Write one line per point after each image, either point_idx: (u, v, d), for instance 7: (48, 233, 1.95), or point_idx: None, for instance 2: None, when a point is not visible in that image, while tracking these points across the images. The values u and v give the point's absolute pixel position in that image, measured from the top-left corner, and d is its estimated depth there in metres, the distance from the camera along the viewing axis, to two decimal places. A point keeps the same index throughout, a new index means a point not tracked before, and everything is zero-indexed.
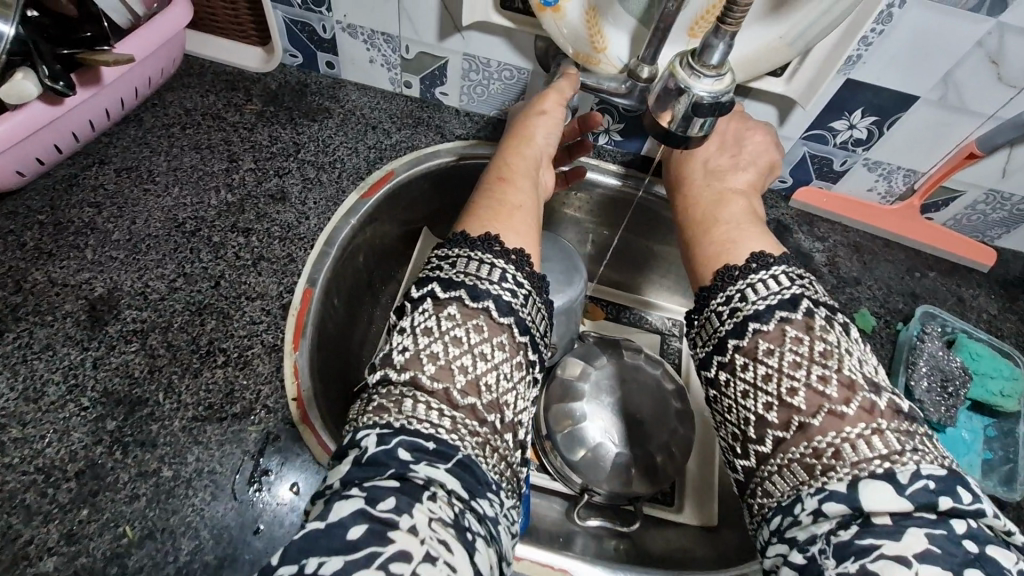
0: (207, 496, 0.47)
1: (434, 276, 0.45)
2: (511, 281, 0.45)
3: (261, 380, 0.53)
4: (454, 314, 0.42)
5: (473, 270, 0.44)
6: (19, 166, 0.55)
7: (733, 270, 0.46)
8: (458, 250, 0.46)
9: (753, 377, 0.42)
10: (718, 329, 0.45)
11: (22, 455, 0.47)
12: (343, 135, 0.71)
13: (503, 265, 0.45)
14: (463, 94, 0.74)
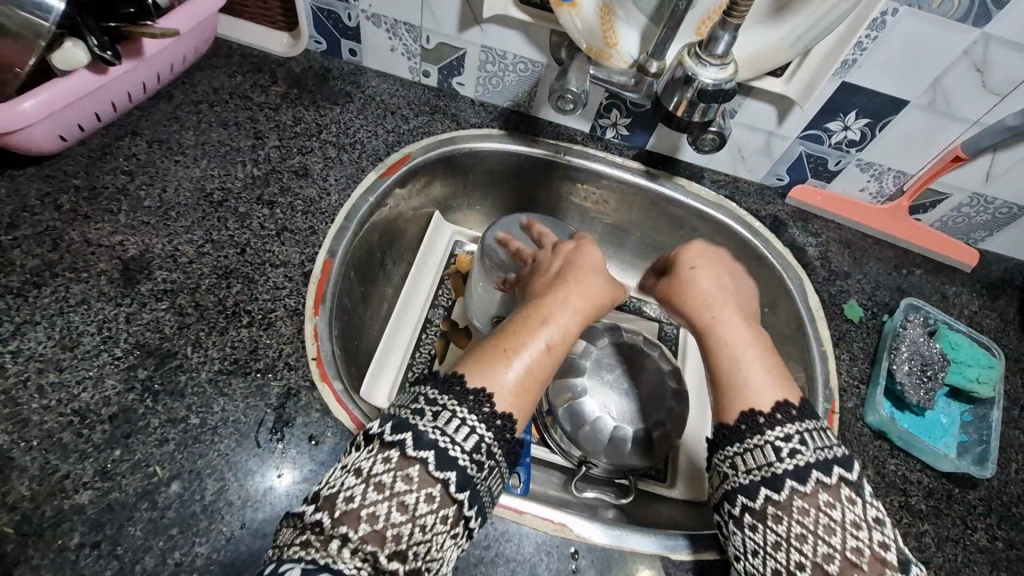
0: (232, 443, 0.51)
1: (410, 423, 0.41)
2: (481, 452, 0.41)
3: (283, 339, 0.56)
4: (413, 478, 0.39)
5: (448, 431, 0.41)
6: (60, 130, 0.58)
7: (740, 427, 0.48)
8: (447, 400, 0.43)
9: (755, 474, 0.45)
10: (735, 479, 0.47)
11: (60, 398, 0.50)
12: (364, 119, 0.75)
13: (477, 424, 0.42)
14: (479, 85, 0.77)
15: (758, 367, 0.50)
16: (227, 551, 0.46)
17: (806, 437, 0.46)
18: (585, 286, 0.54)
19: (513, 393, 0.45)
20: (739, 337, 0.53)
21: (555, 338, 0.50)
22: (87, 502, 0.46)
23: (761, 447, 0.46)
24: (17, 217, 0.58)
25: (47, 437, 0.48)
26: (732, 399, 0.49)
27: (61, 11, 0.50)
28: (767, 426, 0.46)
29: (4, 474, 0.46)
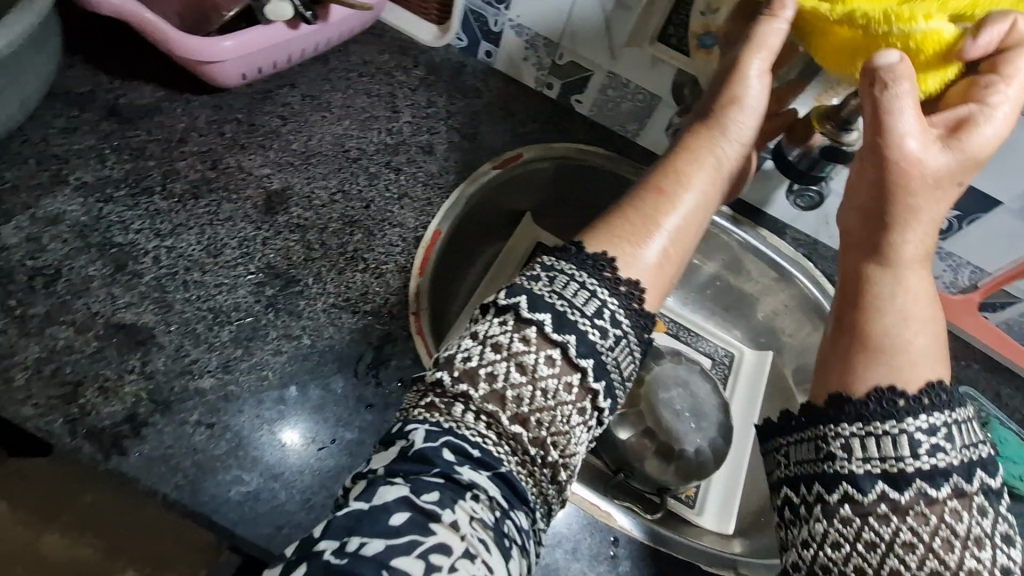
0: (336, 367, 0.57)
1: (526, 287, 0.46)
2: (606, 320, 0.46)
3: (391, 290, 0.62)
4: (531, 339, 0.44)
5: (569, 297, 0.45)
6: (245, 71, 0.66)
7: (868, 404, 0.44)
8: (565, 265, 0.47)
9: (876, 463, 0.42)
10: (845, 464, 0.43)
11: (199, 294, 0.57)
12: (488, 114, 0.81)
13: (604, 299, 0.46)
14: (595, 105, 0.83)
15: (911, 307, 0.47)
16: (318, 459, 0.52)
17: (952, 434, 0.42)
18: (720, 155, 0.56)
19: (653, 281, 0.50)
20: (918, 207, 0.48)
21: (683, 225, 0.53)
22: (207, 388, 0.52)
23: (893, 437, 0.43)
24: (187, 134, 0.66)
25: (184, 325, 0.55)
26: (873, 360, 0.46)
27: None
28: (907, 413, 0.43)
29: (145, 348, 0.53)
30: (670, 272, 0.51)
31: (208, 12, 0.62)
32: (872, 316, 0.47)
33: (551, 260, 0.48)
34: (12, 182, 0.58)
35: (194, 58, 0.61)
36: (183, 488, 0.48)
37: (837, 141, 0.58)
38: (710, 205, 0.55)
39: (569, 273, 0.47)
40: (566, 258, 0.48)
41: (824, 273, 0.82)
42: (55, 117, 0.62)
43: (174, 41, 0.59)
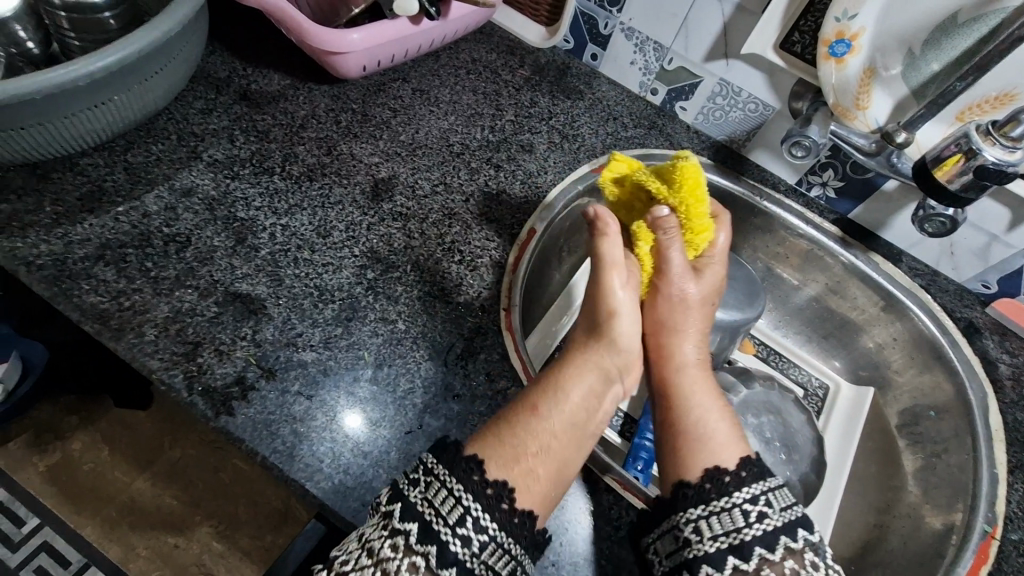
0: (428, 354, 0.58)
1: (402, 492, 0.42)
2: (468, 528, 0.40)
3: (484, 284, 0.63)
4: (399, 547, 0.40)
5: (437, 504, 0.41)
6: (365, 64, 0.69)
7: (705, 486, 0.46)
8: (439, 471, 0.42)
9: (721, 541, 0.43)
10: (699, 547, 0.44)
11: (308, 272, 0.60)
12: (589, 117, 0.81)
13: (475, 508, 0.41)
14: (701, 113, 0.81)
15: (710, 416, 0.51)
16: (406, 443, 0.53)
17: (754, 515, 0.44)
18: (588, 377, 0.51)
19: (527, 498, 0.44)
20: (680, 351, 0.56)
21: (557, 441, 0.47)
22: (309, 360, 0.55)
23: (726, 511, 0.44)
24: (307, 121, 0.70)
25: (292, 300, 0.58)
26: (691, 454, 0.49)
27: None
28: (733, 488, 0.45)
29: (256, 317, 0.56)
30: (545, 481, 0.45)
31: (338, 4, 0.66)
32: (681, 419, 0.51)
33: (433, 459, 0.43)
34: (157, 155, 0.63)
35: (324, 48, 0.64)
36: (281, 453, 0.50)
37: (949, 180, 0.53)
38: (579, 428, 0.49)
39: (446, 478, 0.42)
40: (444, 461, 0.43)
41: (945, 307, 0.75)
42: (196, 98, 0.68)
43: (308, 31, 0.63)
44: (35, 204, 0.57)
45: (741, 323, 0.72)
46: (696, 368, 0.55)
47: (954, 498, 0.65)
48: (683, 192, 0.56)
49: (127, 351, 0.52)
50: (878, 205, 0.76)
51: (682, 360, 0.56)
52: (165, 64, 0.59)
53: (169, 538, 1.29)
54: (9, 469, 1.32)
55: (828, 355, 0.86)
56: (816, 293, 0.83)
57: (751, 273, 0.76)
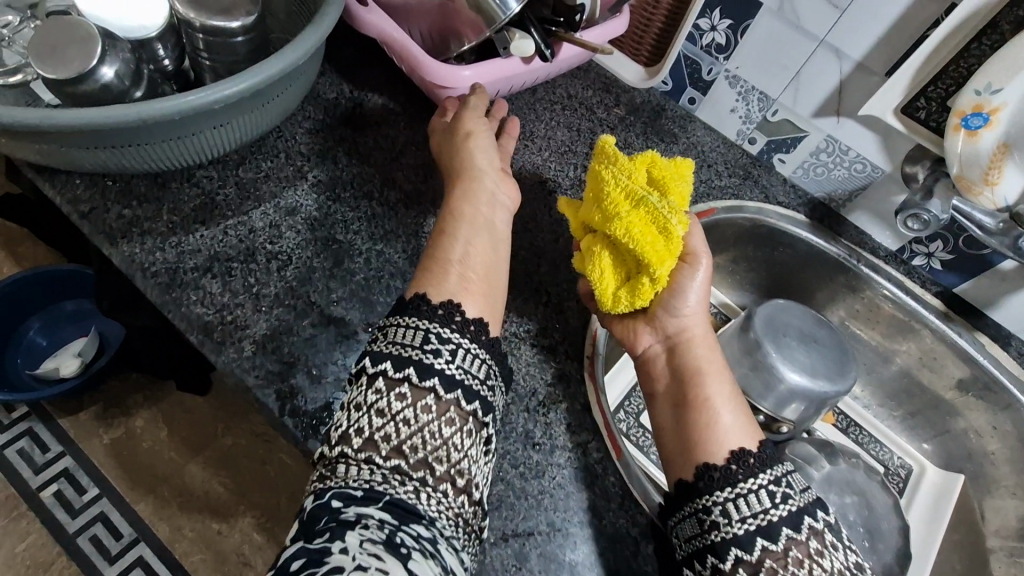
0: (511, 397, 0.57)
1: (369, 350, 0.49)
2: (435, 345, 0.48)
3: (569, 331, 0.62)
4: (382, 388, 0.46)
5: (404, 341, 0.48)
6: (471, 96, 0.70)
7: (732, 467, 0.47)
8: (394, 319, 0.50)
9: (750, 523, 0.45)
10: (727, 529, 0.45)
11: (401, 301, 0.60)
12: (682, 162, 0.79)
13: (431, 326, 0.49)
14: (801, 167, 0.78)
15: (722, 398, 0.52)
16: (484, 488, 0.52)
17: (774, 495, 0.46)
18: (478, 204, 0.60)
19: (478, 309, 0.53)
20: (687, 328, 0.56)
21: (476, 260, 0.56)
22: None
23: (749, 493, 0.46)
24: (406, 148, 0.71)
25: None
26: (713, 436, 0.50)
27: (513, 11, 0.59)
28: (756, 470, 0.47)
29: (348, 342, 0.57)
30: (489, 299, 0.55)
31: (451, 36, 0.65)
32: (704, 403, 0.52)
33: (389, 319, 0.51)
34: (266, 172, 0.65)
35: (430, 81, 0.65)
36: None
37: None
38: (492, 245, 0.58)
39: (409, 324, 0.50)
40: (400, 314, 0.51)
41: None
42: (306, 118, 0.70)
43: (420, 65, 0.64)
44: (155, 212, 0.60)
45: (827, 393, 0.69)
46: (701, 340, 0.56)
47: None
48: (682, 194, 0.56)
49: (227, 364, 0.54)
50: (989, 282, 0.71)
51: (687, 335, 0.56)
52: (286, 87, 0.60)
53: (214, 523, 1.34)
54: (77, 437, 1.39)
55: (914, 433, 0.81)
56: (907, 365, 0.79)
57: (842, 339, 0.72)
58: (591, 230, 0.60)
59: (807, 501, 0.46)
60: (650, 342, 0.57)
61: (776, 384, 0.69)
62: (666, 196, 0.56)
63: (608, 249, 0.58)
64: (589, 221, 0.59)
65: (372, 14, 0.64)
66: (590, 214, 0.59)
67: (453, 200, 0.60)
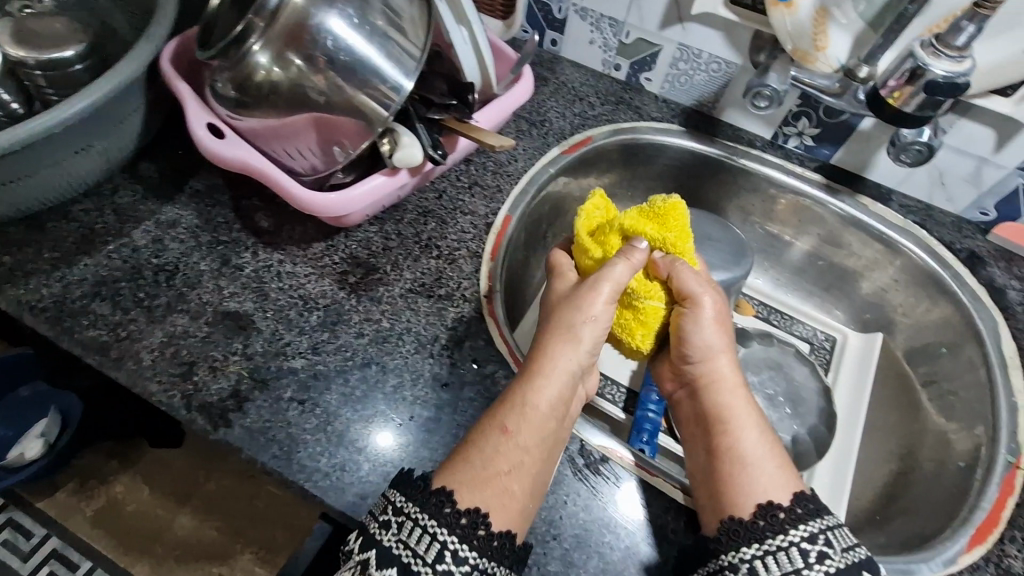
0: (414, 348, 0.58)
1: (375, 538, 0.44)
2: (448, 561, 0.43)
3: (464, 275, 0.64)
4: None
5: (413, 544, 0.43)
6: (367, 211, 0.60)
7: (758, 523, 0.46)
8: (410, 509, 0.45)
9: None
10: None
11: (291, 284, 0.62)
12: (555, 101, 0.82)
13: (447, 539, 0.43)
14: (666, 81, 0.81)
15: (752, 437, 0.51)
16: (398, 435, 0.53)
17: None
18: (547, 396, 0.51)
19: (504, 517, 0.46)
20: (710, 363, 0.55)
21: (527, 465, 0.49)
22: (299, 367, 0.56)
23: (784, 549, 0.44)
24: None
25: (278, 312, 0.60)
26: (736, 486, 0.48)
27: (407, 91, 0.56)
28: (789, 525, 0.45)
29: (246, 331, 0.58)
30: (528, 499, 0.47)
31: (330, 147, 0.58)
32: (727, 445, 0.51)
33: (407, 504, 0.45)
34: (142, 193, 0.66)
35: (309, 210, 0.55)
36: (278, 458, 0.52)
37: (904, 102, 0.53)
38: (549, 440, 0.51)
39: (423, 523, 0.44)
40: (421, 504, 0.45)
41: (943, 240, 0.73)
42: (174, 134, 0.71)
43: (296, 196, 0.55)
44: (35, 253, 0.61)
45: (729, 283, 0.71)
46: (724, 359, 0.55)
47: (973, 419, 0.64)
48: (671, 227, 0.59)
49: (129, 376, 0.55)
50: (856, 147, 0.74)
51: (716, 377, 0.55)
52: (139, 105, 0.63)
53: (213, 568, 1.33)
54: (59, 516, 1.38)
55: (830, 306, 0.84)
56: (808, 244, 0.82)
57: (737, 234, 0.75)
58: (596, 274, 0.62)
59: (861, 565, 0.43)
60: (673, 385, 0.60)
61: None
62: (665, 233, 0.59)
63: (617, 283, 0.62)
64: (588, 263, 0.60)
65: (232, 147, 0.55)
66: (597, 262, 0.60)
67: (520, 391, 0.52)
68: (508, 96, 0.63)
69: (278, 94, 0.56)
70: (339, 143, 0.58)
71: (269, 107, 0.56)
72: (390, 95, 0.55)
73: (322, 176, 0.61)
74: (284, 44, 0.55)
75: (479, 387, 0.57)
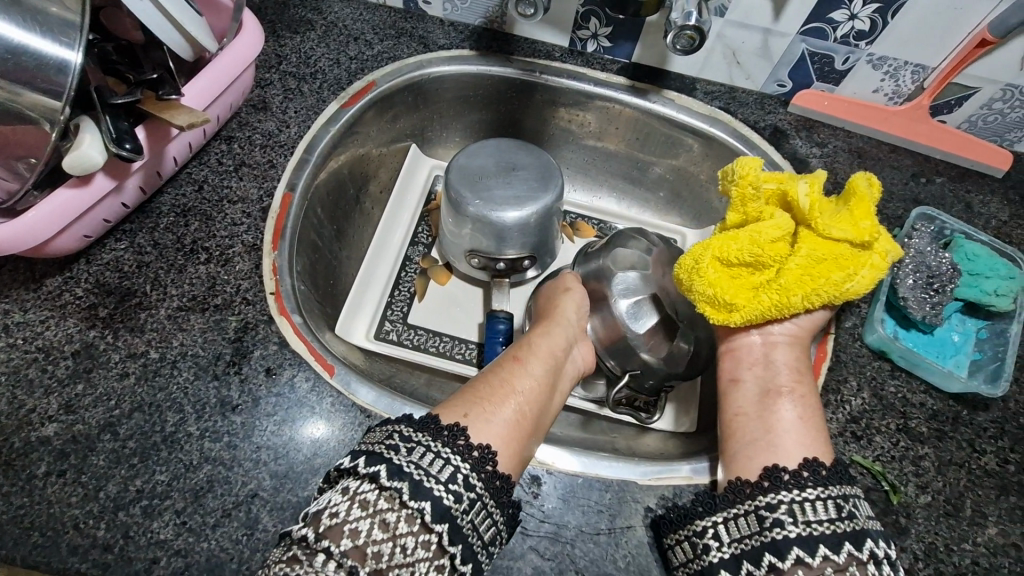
0: (192, 374, 0.50)
1: (384, 455, 0.38)
2: (460, 484, 0.38)
3: (241, 276, 0.55)
4: (393, 500, 0.36)
5: (423, 463, 0.37)
6: (85, 231, 0.49)
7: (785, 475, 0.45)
8: (422, 434, 0.39)
9: (817, 529, 0.41)
10: (716, 553, 0.43)
11: (25, 338, 0.51)
12: (325, 47, 0.71)
13: (459, 465, 0.38)
14: (445, 1, 0.72)
15: (806, 407, 0.50)
16: (187, 478, 0.46)
17: (834, 506, 0.42)
18: (537, 359, 0.51)
19: (508, 455, 0.42)
20: (767, 348, 0.54)
21: (531, 404, 0.47)
22: (52, 434, 0.47)
23: (787, 504, 0.43)
24: None
25: (12, 375, 0.49)
26: (782, 441, 0.48)
27: (78, 67, 0.45)
28: (810, 483, 0.44)
29: None
30: (526, 443, 0.44)
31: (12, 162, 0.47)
32: (776, 402, 0.50)
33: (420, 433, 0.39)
34: None
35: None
36: (42, 546, 0.44)
37: None
38: (543, 398, 0.48)
39: (434, 447, 0.39)
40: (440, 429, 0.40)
41: (748, 120, 0.72)
42: None
43: None
44: None
45: (545, 211, 0.67)
46: (785, 350, 0.53)
47: None
48: (852, 211, 0.50)
49: None
50: (649, 39, 0.70)
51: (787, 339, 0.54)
52: None
53: None
54: None
55: (666, 208, 0.83)
56: (631, 151, 0.79)
57: (546, 158, 0.70)
58: (747, 260, 0.51)
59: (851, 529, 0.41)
60: (751, 334, 0.54)
61: (503, 230, 0.66)
62: (845, 220, 0.50)
63: (776, 238, 0.51)
64: (752, 254, 0.51)
65: None
66: (774, 248, 0.51)
67: (536, 361, 0.51)
68: (224, 63, 0.54)
69: None
70: (22, 158, 0.47)
71: None
72: (57, 79, 0.45)
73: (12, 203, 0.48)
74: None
75: (279, 399, 0.50)
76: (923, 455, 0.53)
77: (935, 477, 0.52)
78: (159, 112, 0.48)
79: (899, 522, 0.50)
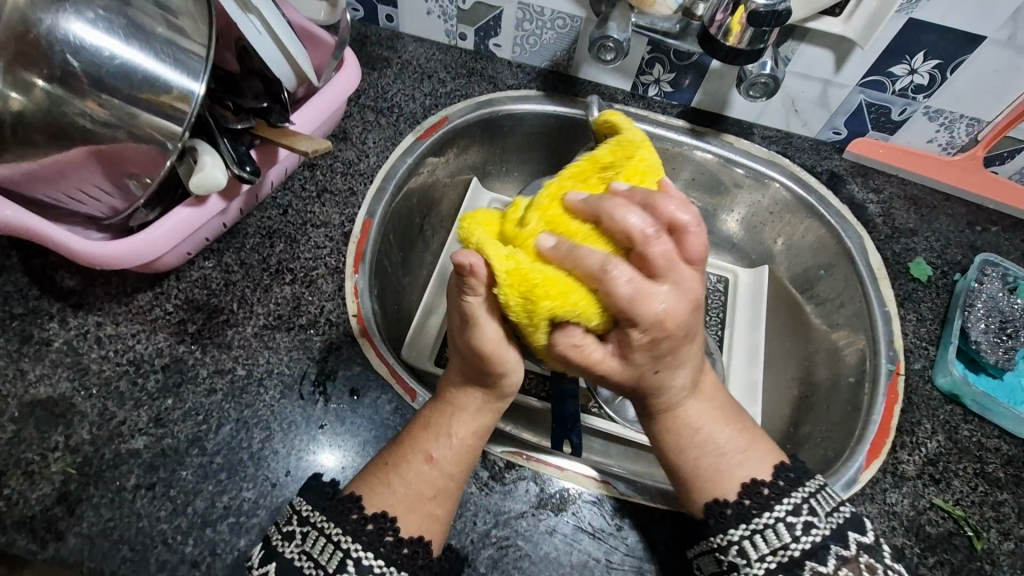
0: (279, 393, 0.51)
1: (278, 549, 0.40)
2: (351, 570, 0.38)
3: (324, 297, 0.57)
4: None
5: (314, 553, 0.39)
6: (189, 248, 0.52)
7: (745, 502, 0.42)
8: (318, 517, 0.40)
9: (769, 561, 0.40)
10: (747, 571, 0.41)
11: (116, 349, 0.52)
12: (400, 83, 0.75)
13: (349, 546, 0.39)
14: (516, 45, 0.76)
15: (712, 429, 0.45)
16: (274, 496, 0.47)
17: (812, 508, 0.41)
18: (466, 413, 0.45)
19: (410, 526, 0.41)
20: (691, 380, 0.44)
21: (436, 478, 0.44)
22: (142, 447, 0.48)
23: (771, 527, 0.41)
24: None
25: (104, 387, 0.50)
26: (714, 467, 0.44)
27: (202, 96, 0.46)
28: (772, 500, 0.42)
29: (66, 419, 0.48)
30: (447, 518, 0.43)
31: (123, 180, 0.49)
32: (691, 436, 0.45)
33: (313, 513, 0.40)
34: None
35: (107, 266, 0.46)
36: (132, 561, 0.44)
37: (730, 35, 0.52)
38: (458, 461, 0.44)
39: (324, 527, 0.40)
40: (324, 506, 0.41)
41: (806, 165, 0.74)
42: None
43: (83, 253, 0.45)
44: None
45: None
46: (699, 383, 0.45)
47: (857, 327, 0.66)
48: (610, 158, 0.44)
49: None
50: (712, 86, 0.73)
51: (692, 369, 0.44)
52: None
53: None
54: None
55: None
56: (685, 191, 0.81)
57: None
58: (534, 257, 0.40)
59: (847, 518, 0.41)
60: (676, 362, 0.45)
61: None
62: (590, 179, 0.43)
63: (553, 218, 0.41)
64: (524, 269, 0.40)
65: None
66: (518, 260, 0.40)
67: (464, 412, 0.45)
68: (330, 97, 0.58)
69: (28, 124, 0.45)
70: (134, 176, 0.48)
71: (28, 146, 0.46)
72: (180, 107, 0.46)
73: (126, 216, 0.51)
74: (14, 63, 0.44)
75: (362, 419, 0.51)
76: (1003, 500, 0.52)
77: (1017, 524, 0.51)
78: (279, 138, 0.52)
79: (985, 569, 0.49)
